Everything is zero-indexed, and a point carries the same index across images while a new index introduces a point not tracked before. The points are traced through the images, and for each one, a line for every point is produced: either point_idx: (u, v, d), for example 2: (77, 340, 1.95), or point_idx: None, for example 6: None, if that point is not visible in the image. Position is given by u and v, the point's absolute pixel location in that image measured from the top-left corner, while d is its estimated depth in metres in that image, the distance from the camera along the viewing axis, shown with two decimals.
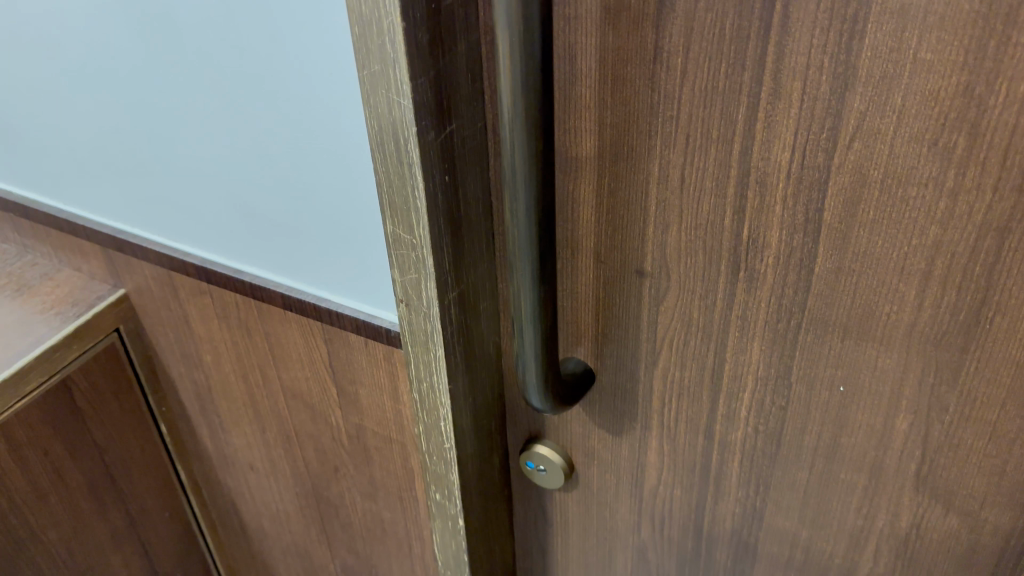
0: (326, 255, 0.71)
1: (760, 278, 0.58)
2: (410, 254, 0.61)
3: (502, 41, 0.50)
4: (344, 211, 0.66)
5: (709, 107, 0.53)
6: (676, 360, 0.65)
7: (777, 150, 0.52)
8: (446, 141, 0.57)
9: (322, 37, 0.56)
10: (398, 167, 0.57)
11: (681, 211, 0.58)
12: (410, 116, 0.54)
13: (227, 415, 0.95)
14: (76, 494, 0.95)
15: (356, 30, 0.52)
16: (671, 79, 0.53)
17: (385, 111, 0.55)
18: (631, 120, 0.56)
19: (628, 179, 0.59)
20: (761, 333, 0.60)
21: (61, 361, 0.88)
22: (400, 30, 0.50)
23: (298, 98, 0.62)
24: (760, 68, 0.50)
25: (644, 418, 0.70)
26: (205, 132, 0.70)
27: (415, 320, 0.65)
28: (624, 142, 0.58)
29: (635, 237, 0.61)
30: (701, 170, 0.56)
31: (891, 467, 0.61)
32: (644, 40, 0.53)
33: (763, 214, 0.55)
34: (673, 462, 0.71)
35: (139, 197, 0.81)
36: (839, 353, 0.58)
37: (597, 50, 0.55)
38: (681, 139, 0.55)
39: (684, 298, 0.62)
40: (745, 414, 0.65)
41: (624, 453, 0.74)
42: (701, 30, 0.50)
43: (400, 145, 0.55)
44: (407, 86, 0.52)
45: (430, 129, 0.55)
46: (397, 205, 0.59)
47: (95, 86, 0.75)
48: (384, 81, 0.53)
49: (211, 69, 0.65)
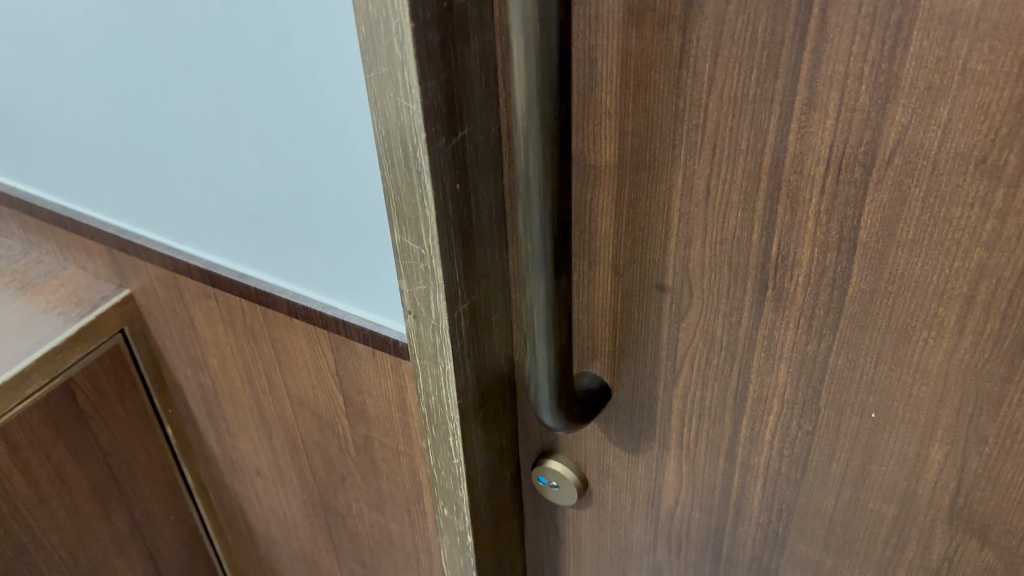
0: (332, 262, 0.68)
1: (789, 299, 0.54)
2: (418, 264, 0.58)
3: (517, 43, 0.47)
4: (350, 219, 0.64)
5: (738, 116, 0.49)
6: (697, 379, 0.62)
7: (809, 163, 0.49)
8: (458, 148, 0.54)
9: (326, 39, 0.54)
10: (407, 174, 0.54)
11: (705, 224, 0.55)
12: (419, 121, 0.50)
13: (234, 419, 0.93)
14: (79, 496, 0.94)
15: (363, 29, 0.49)
16: (698, 85, 0.50)
17: (392, 116, 0.51)
18: (653, 128, 0.53)
19: (649, 190, 0.56)
20: (788, 355, 0.57)
21: (64, 363, 0.87)
22: (408, 31, 0.47)
23: (301, 102, 0.59)
24: (794, 76, 0.46)
25: (662, 437, 0.67)
26: (209, 132, 0.68)
27: (423, 332, 0.62)
28: (645, 150, 0.54)
29: (656, 251, 0.58)
30: (727, 182, 0.52)
31: (923, 498, 0.57)
32: (669, 44, 0.49)
33: (793, 231, 0.52)
34: (691, 483, 0.68)
35: (142, 198, 0.79)
36: (871, 379, 0.55)
37: (619, 53, 0.51)
38: (706, 149, 0.52)
39: (707, 316, 0.59)
40: (769, 437, 0.61)
41: (641, 471, 0.71)
42: (730, 34, 0.47)
43: (409, 152, 0.52)
44: (416, 91, 0.49)
45: (440, 135, 0.52)
46: (405, 213, 0.56)
47: (98, 84, 0.72)
48: (392, 85, 0.50)
49: (214, 69, 0.62)
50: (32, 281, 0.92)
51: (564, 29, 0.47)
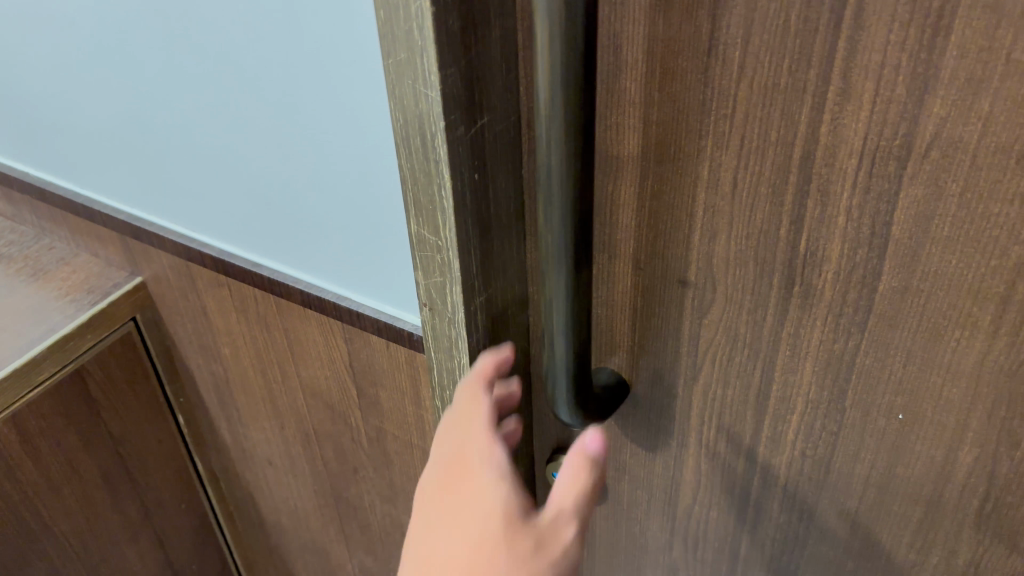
0: (347, 252, 0.67)
1: (816, 296, 0.53)
2: (435, 255, 0.57)
3: (541, 29, 0.45)
4: (365, 209, 0.63)
5: (768, 106, 0.48)
6: (718, 376, 0.61)
7: (841, 156, 0.47)
8: (477, 137, 0.52)
9: (343, 23, 0.52)
10: (425, 163, 0.52)
11: (730, 217, 0.53)
12: (439, 108, 0.49)
13: (246, 408, 0.92)
14: (89, 485, 0.94)
15: (382, 13, 0.47)
16: (727, 74, 0.48)
17: (410, 103, 0.50)
18: (679, 118, 0.51)
19: (673, 182, 0.54)
20: (814, 353, 0.55)
21: (74, 351, 0.86)
22: (429, 14, 0.45)
23: (317, 89, 0.58)
24: (827, 65, 0.45)
25: (681, 435, 0.66)
26: (222, 118, 0.67)
27: (439, 324, 0.61)
28: (670, 141, 0.53)
29: (679, 244, 0.57)
30: (754, 174, 0.51)
31: (950, 502, 0.56)
32: (698, 30, 0.48)
33: (823, 226, 0.50)
34: (710, 482, 0.67)
35: (155, 185, 0.78)
36: (900, 380, 0.53)
37: (645, 39, 0.50)
38: (733, 140, 0.50)
39: (730, 313, 0.57)
40: (792, 437, 0.60)
41: (658, 469, 0.69)
42: (762, 21, 0.45)
43: (427, 141, 0.51)
44: (435, 77, 0.47)
45: (459, 123, 0.50)
46: (422, 203, 0.55)
47: (110, 68, 0.71)
48: (411, 71, 0.48)
49: (228, 54, 0.61)
50: (44, 267, 0.91)
51: (590, 14, 0.45)
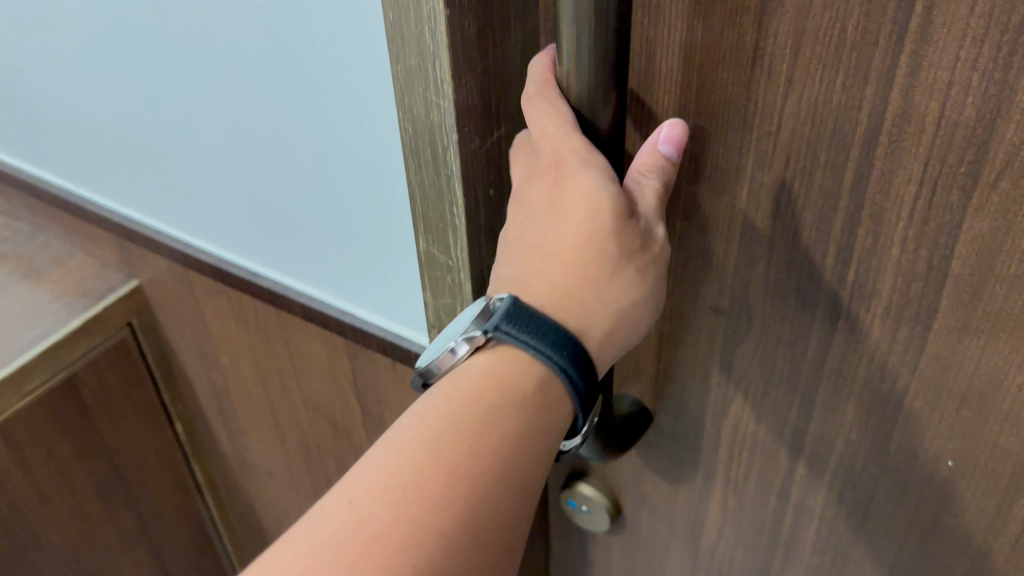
0: (351, 265, 0.63)
1: (864, 332, 0.48)
2: (445, 276, 0.54)
3: (567, 40, 0.41)
4: (371, 220, 0.58)
5: (818, 125, 0.43)
6: (750, 410, 0.56)
7: (898, 183, 0.42)
8: (494, 147, 0.48)
9: (349, 22, 0.48)
10: (435, 180, 0.49)
11: (771, 241, 0.48)
12: (451, 122, 0.45)
13: (247, 418, 0.89)
14: (83, 495, 0.90)
15: (390, 15, 0.43)
16: (772, 88, 0.43)
17: (421, 115, 0.46)
18: (715, 135, 0.47)
19: (707, 202, 0.50)
20: (858, 392, 0.51)
21: (68, 357, 0.83)
22: (443, 19, 0.41)
23: (320, 91, 0.53)
24: (886, 82, 0.40)
25: (708, 468, 0.62)
26: (221, 118, 0.63)
27: None
28: (704, 158, 0.48)
29: (713, 268, 0.52)
30: (799, 198, 0.46)
31: (1002, 558, 0.51)
32: (741, 38, 0.42)
33: (874, 258, 0.45)
34: (737, 518, 0.63)
35: (152, 185, 0.74)
36: (952, 423, 0.48)
37: (681, 47, 0.45)
38: (778, 158, 0.45)
39: (767, 344, 0.53)
40: (829, 477, 0.56)
41: (682, 501, 0.65)
42: (814, 29, 0.40)
43: (438, 155, 0.47)
44: (450, 86, 0.43)
45: (473, 136, 0.46)
46: (432, 221, 0.51)
47: (105, 61, 0.67)
48: (422, 79, 0.44)
49: (226, 49, 0.57)
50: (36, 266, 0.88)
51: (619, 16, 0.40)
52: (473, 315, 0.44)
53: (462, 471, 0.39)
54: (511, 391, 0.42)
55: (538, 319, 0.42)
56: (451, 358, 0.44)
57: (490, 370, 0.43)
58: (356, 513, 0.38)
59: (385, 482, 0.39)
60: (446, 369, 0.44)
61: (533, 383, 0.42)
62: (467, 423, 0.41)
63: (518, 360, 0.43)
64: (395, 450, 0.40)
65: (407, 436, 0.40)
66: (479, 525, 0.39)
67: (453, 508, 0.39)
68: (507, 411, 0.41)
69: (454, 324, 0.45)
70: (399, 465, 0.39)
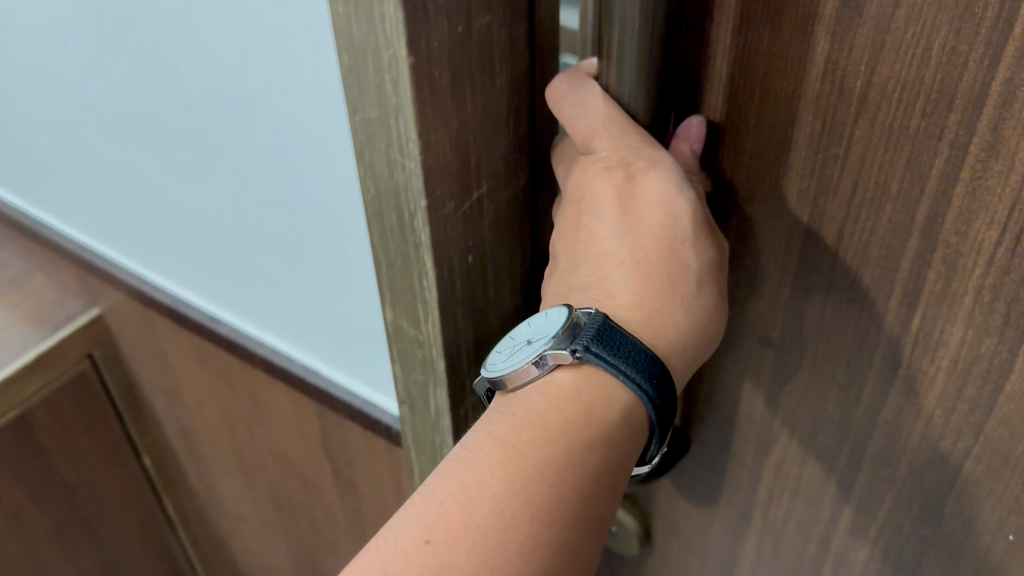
0: (318, 322, 0.62)
1: (925, 383, 0.42)
2: (415, 349, 0.50)
3: (611, 37, 0.37)
4: (336, 283, 0.57)
5: (892, 152, 0.37)
6: (795, 453, 0.51)
7: (978, 225, 0.36)
8: (470, 213, 0.44)
9: (308, 83, 0.45)
10: (404, 248, 0.45)
11: (829, 276, 0.42)
12: (418, 186, 0.41)
13: (217, 451, 0.87)
14: (38, 535, 0.90)
15: (347, 62, 0.39)
16: (843, 107, 0.37)
17: (384, 173, 0.42)
18: (774, 155, 0.41)
19: (761, 227, 0.43)
20: (913, 448, 0.45)
21: (21, 394, 0.81)
22: (406, 67, 0.36)
23: (280, 150, 0.51)
24: (975, 108, 0.34)
25: (744, 507, 0.56)
26: (183, 165, 0.60)
27: (419, 411, 0.55)
28: (760, 180, 0.42)
29: (764, 298, 0.46)
30: (866, 230, 0.40)
31: None
32: (813, 50, 0.36)
33: (943, 305, 0.39)
34: (773, 561, 0.57)
35: (119, 221, 0.73)
36: (1017, 496, 0.42)
37: (740, 54, 0.39)
38: (844, 186, 0.39)
39: (818, 385, 0.47)
40: (874, 533, 0.50)
41: (714, 537, 0.60)
42: (894, 42, 0.34)
43: (404, 220, 0.43)
44: (415, 146, 0.39)
45: (445, 203, 0.42)
46: (400, 289, 0.48)
47: (62, 94, 0.65)
48: (383, 132, 0.40)
49: (185, 98, 0.54)
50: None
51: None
52: (553, 325, 0.39)
53: (546, 511, 0.35)
54: (596, 426, 0.37)
55: (633, 339, 0.38)
56: (527, 374, 0.39)
57: (572, 394, 0.38)
58: (432, 558, 0.34)
59: (463, 522, 0.35)
60: (521, 382, 0.39)
61: (620, 417, 0.38)
62: (549, 480, 0.36)
63: (601, 383, 0.38)
64: (472, 483, 0.36)
65: (485, 466, 0.36)
66: (562, 571, 0.36)
67: (536, 562, 0.35)
68: (593, 451, 0.37)
69: (529, 332, 0.40)
70: (478, 501, 0.35)
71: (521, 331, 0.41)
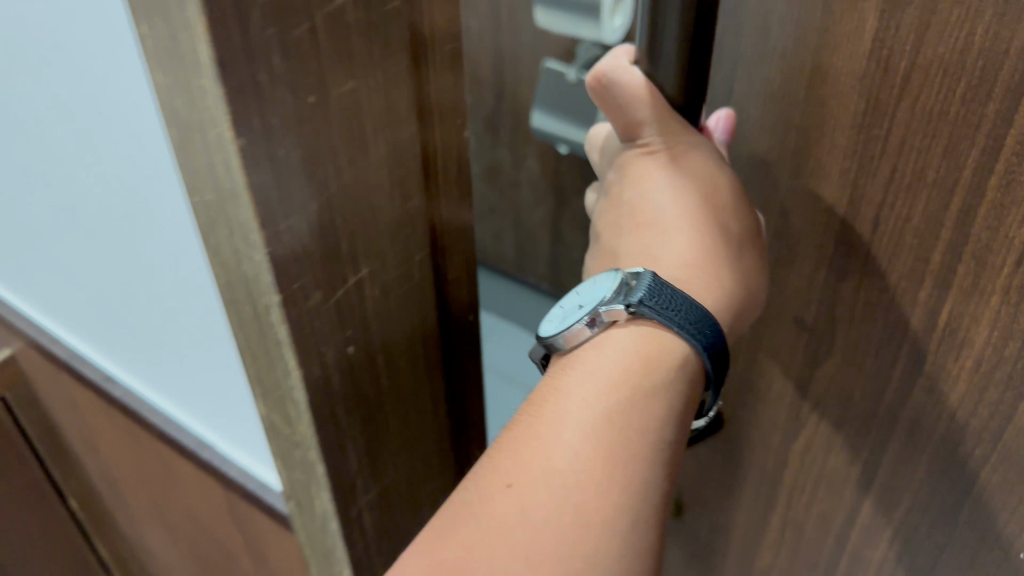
0: (185, 400, 0.53)
1: (948, 385, 0.42)
2: (292, 452, 0.43)
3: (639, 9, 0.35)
4: (194, 366, 0.48)
5: (931, 138, 0.36)
6: (820, 440, 0.50)
7: (1011, 223, 0.35)
8: (346, 296, 0.38)
9: (116, 129, 0.36)
10: (265, 346, 0.37)
11: (866, 261, 0.42)
12: (268, 275, 0.34)
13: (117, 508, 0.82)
14: None
15: (169, 126, 0.31)
16: (886, 87, 0.36)
17: (231, 260, 0.34)
18: (820, 128, 0.40)
19: (803, 202, 0.43)
20: (933, 450, 0.44)
21: None
22: (229, 135, 0.29)
23: (111, 208, 0.42)
24: (1011, 102, 0.33)
25: (767, 489, 0.56)
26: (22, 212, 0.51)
27: (307, 519, 0.48)
28: (806, 153, 0.41)
29: (799, 278, 0.45)
30: (900, 216, 0.39)
31: None
32: (861, 27, 0.36)
33: (970, 305, 0.39)
34: (792, 545, 0.57)
35: None
36: None
37: (795, 21, 0.38)
38: (882, 167, 0.38)
39: (848, 374, 0.46)
40: (890, 530, 0.50)
41: (738, 514, 0.60)
42: (936, 29, 0.33)
43: (261, 312, 0.36)
44: (258, 234, 0.32)
45: (303, 294, 0.36)
46: (267, 386, 0.40)
47: None
48: (224, 218, 0.33)
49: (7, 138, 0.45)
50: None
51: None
52: (603, 285, 0.37)
53: (615, 479, 0.33)
54: (659, 372, 0.35)
55: (685, 299, 0.36)
56: (584, 338, 0.36)
57: (632, 348, 0.35)
58: (510, 508, 0.32)
59: (540, 471, 0.32)
60: (575, 343, 0.37)
61: (683, 361, 0.36)
62: (621, 429, 0.33)
63: (659, 336, 0.36)
64: (543, 429, 0.33)
65: (540, 444, 0.33)
66: (647, 518, 0.33)
67: (618, 513, 0.32)
68: (661, 396, 0.35)
69: (580, 297, 0.38)
70: (543, 486, 0.32)
71: (576, 294, 0.38)
